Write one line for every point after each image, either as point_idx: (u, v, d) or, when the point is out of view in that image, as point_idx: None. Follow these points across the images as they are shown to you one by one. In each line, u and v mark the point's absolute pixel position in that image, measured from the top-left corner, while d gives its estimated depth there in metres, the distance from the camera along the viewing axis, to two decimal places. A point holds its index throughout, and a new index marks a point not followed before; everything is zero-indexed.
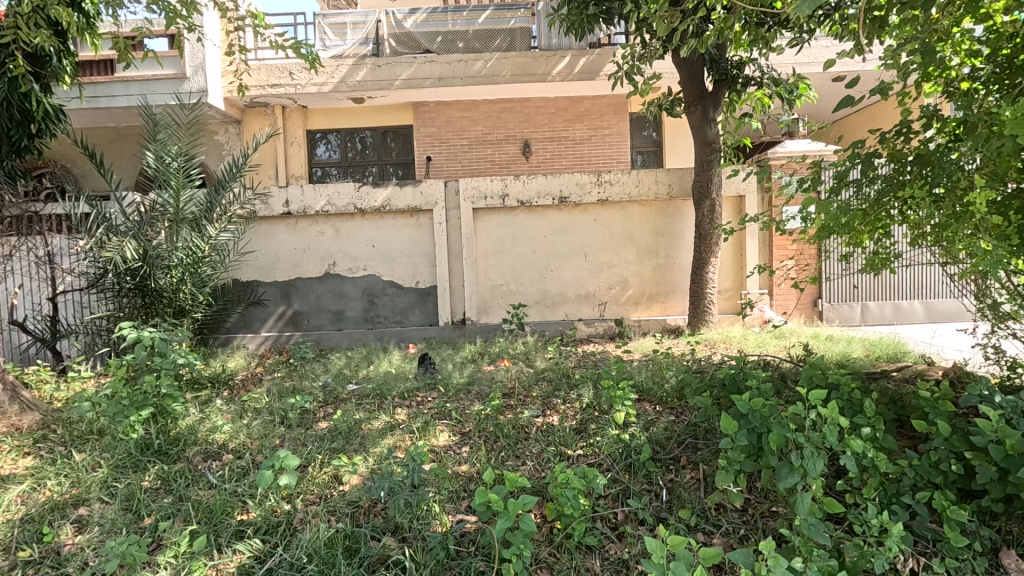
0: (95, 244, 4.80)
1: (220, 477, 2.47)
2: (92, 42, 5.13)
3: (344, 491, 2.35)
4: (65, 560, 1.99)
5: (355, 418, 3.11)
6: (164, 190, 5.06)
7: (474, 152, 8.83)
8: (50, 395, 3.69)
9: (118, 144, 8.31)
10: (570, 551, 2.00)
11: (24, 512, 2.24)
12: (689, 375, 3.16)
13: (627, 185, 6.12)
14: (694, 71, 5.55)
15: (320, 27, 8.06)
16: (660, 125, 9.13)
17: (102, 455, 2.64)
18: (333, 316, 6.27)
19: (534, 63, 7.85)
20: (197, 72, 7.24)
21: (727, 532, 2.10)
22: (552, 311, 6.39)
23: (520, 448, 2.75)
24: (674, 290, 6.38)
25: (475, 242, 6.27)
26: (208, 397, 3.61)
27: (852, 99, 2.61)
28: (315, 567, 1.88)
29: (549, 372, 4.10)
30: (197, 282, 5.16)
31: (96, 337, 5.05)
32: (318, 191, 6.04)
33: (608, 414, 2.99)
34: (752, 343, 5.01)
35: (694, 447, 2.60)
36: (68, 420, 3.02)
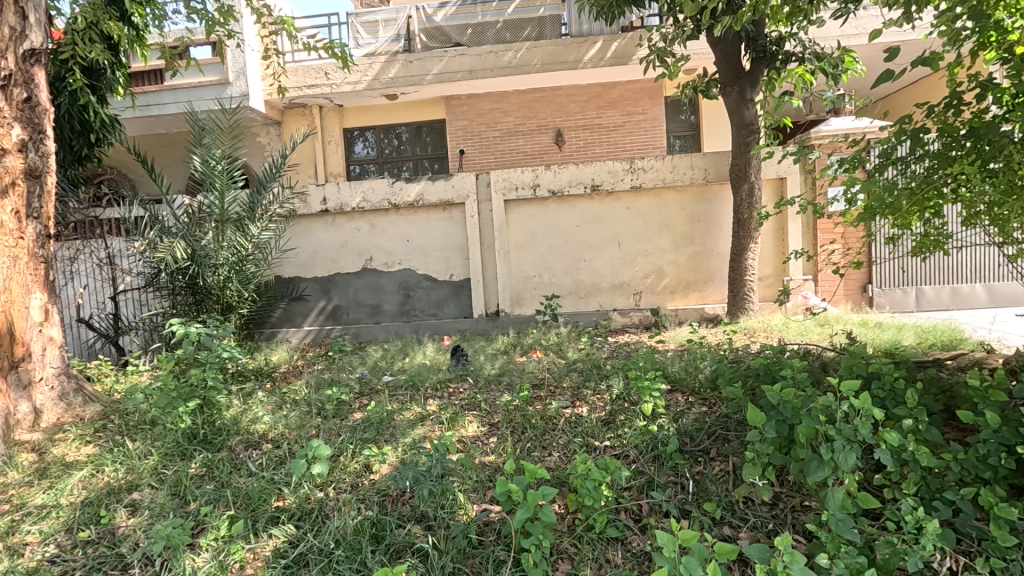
0: (149, 246, 5.08)
1: (259, 466, 2.59)
2: (140, 53, 5.41)
3: (374, 479, 2.43)
4: (119, 541, 2.14)
5: (388, 409, 3.20)
6: (210, 192, 5.31)
7: (506, 144, 8.83)
8: (111, 387, 3.97)
9: (169, 149, 8.75)
10: (592, 542, 1.99)
11: (85, 496, 2.43)
12: (723, 365, 3.09)
13: (661, 171, 5.97)
14: (729, 50, 5.34)
15: (352, 27, 8.22)
16: (698, 107, 8.86)
17: (153, 444, 2.81)
18: (371, 310, 6.44)
19: (565, 51, 7.75)
20: (239, 77, 7.55)
21: (754, 526, 2.05)
22: (585, 301, 6.33)
23: (546, 439, 2.75)
24: (712, 278, 6.21)
25: (507, 234, 6.28)
26: (251, 390, 3.78)
27: (895, 71, 2.45)
28: (342, 552, 1.95)
29: (581, 363, 4.08)
30: (242, 280, 5.40)
31: (153, 333, 5.35)
32: (354, 188, 6.19)
33: (638, 405, 2.96)
34: (794, 332, 4.82)
35: (724, 439, 2.54)
36: (124, 411, 3.25)
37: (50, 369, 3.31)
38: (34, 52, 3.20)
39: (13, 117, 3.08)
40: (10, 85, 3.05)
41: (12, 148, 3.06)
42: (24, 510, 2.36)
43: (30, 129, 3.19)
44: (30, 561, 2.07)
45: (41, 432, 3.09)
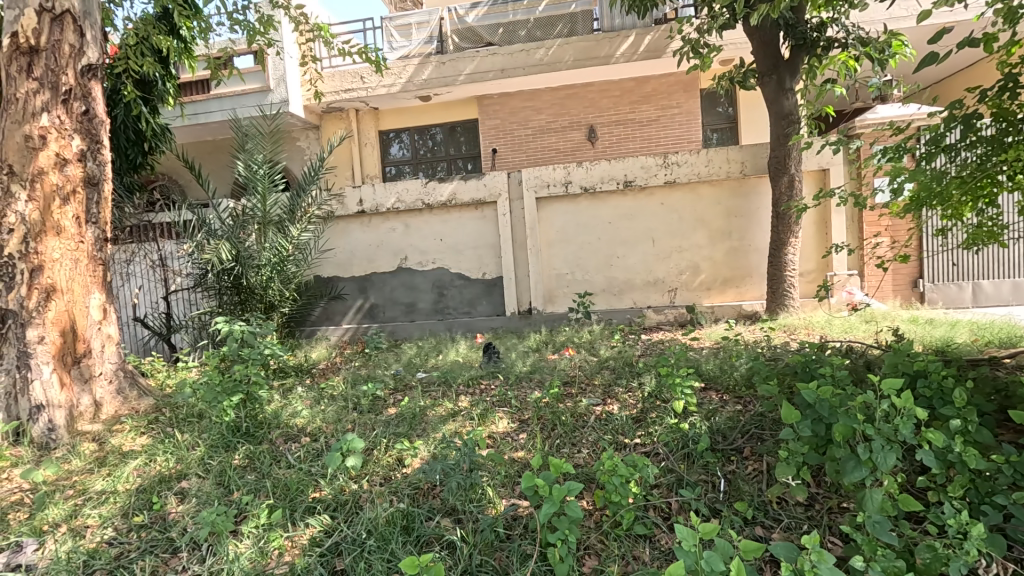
0: (197, 247, 5.33)
1: (297, 458, 2.70)
2: (188, 64, 5.68)
3: (406, 473, 2.50)
4: (169, 526, 2.27)
5: (420, 404, 3.27)
6: (253, 196, 5.52)
7: (538, 141, 8.83)
8: (163, 382, 4.20)
9: (215, 156, 9.14)
10: (619, 539, 1.98)
11: (139, 483, 2.58)
12: (759, 362, 3.02)
13: (696, 165, 5.84)
14: (768, 38, 5.17)
15: (387, 31, 8.39)
16: (735, 99, 8.62)
17: (201, 436, 2.97)
18: (406, 309, 6.57)
19: (597, 46, 7.68)
20: (279, 83, 7.82)
21: (788, 527, 2.00)
22: (619, 299, 6.28)
23: (576, 436, 2.75)
24: (750, 273, 6.04)
25: (539, 231, 6.29)
26: (292, 385, 3.94)
27: (940, 55, 2.32)
28: (374, 542, 2.00)
29: (613, 360, 4.05)
30: (284, 280, 5.61)
31: (201, 330, 5.62)
32: (389, 189, 6.32)
33: (670, 403, 2.93)
34: (838, 329, 4.65)
35: (759, 438, 2.49)
36: (174, 404, 3.44)
37: (108, 364, 3.53)
38: (92, 68, 3.39)
39: (73, 129, 3.28)
40: (71, 98, 3.26)
41: (73, 158, 3.26)
42: (85, 495, 2.52)
43: (88, 140, 3.40)
44: (90, 542, 2.21)
45: (102, 423, 3.31)
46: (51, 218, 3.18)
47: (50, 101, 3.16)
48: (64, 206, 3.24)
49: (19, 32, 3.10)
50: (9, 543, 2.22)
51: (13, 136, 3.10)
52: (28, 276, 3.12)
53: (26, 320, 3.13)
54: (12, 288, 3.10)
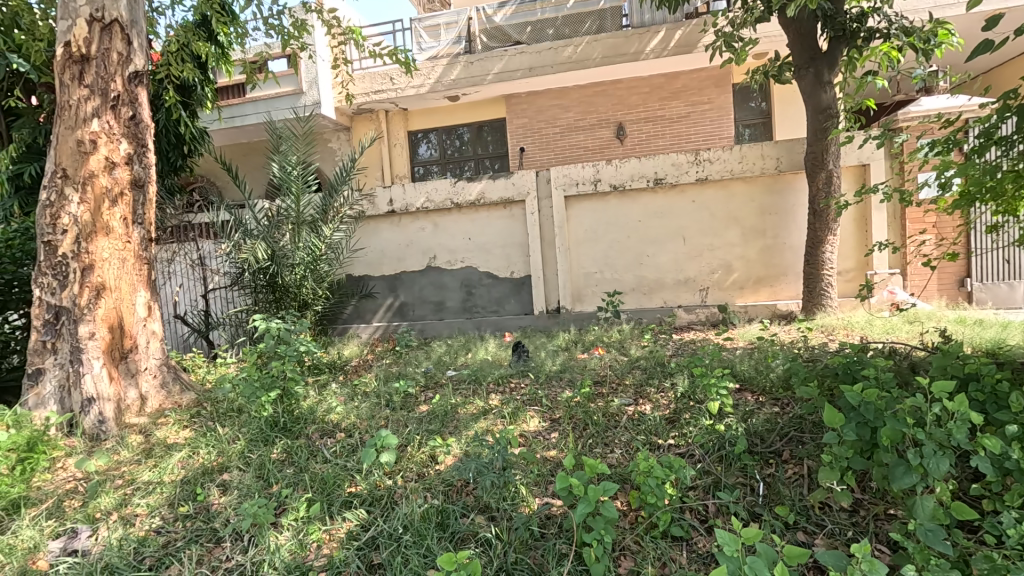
0: (234, 247, 5.49)
1: (333, 453, 2.75)
2: (225, 68, 5.87)
3: (439, 469, 2.53)
4: (213, 517, 2.34)
5: (452, 402, 3.30)
6: (287, 197, 5.66)
7: (566, 140, 8.79)
8: (203, 377, 4.34)
9: (249, 158, 9.39)
10: (656, 541, 1.95)
11: (183, 474, 2.67)
12: (796, 362, 2.94)
13: (728, 162, 5.72)
14: (805, 30, 5.03)
15: (415, 32, 8.48)
16: (769, 93, 8.41)
17: (240, 430, 3.06)
18: (435, 307, 6.63)
19: (626, 43, 7.60)
20: (311, 86, 8.00)
21: (832, 533, 1.94)
22: (649, 298, 6.20)
23: (608, 436, 2.73)
24: (785, 273, 5.88)
25: (567, 230, 6.26)
26: (326, 381, 4.03)
27: (996, 43, 2.21)
28: (410, 537, 2.02)
29: (644, 360, 4.00)
30: (317, 279, 5.73)
31: (238, 328, 5.78)
32: (418, 189, 6.39)
33: (704, 403, 2.88)
34: (879, 330, 4.49)
35: (798, 441, 2.43)
36: (215, 399, 3.56)
37: (153, 360, 3.67)
38: (138, 74, 3.52)
39: (121, 133, 3.42)
40: (119, 104, 3.39)
41: (121, 161, 3.41)
42: (134, 485, 2.62)
43: (135, 144, 3.54)
44: (140, 530, 2.29)
45: (147, 417, 3.44)
46: (100, 219, 3.32)
47: (100, 107, 3.30)
48: (113, 207, 3.38)
49: (71, 42, 3.25)
50: (65, 529, 2.32)
51: (66, 140, 3.25)
52: (79, 274, 3.26)
53: (77, 316, 3.27)
54: (66, 286, 3.26)
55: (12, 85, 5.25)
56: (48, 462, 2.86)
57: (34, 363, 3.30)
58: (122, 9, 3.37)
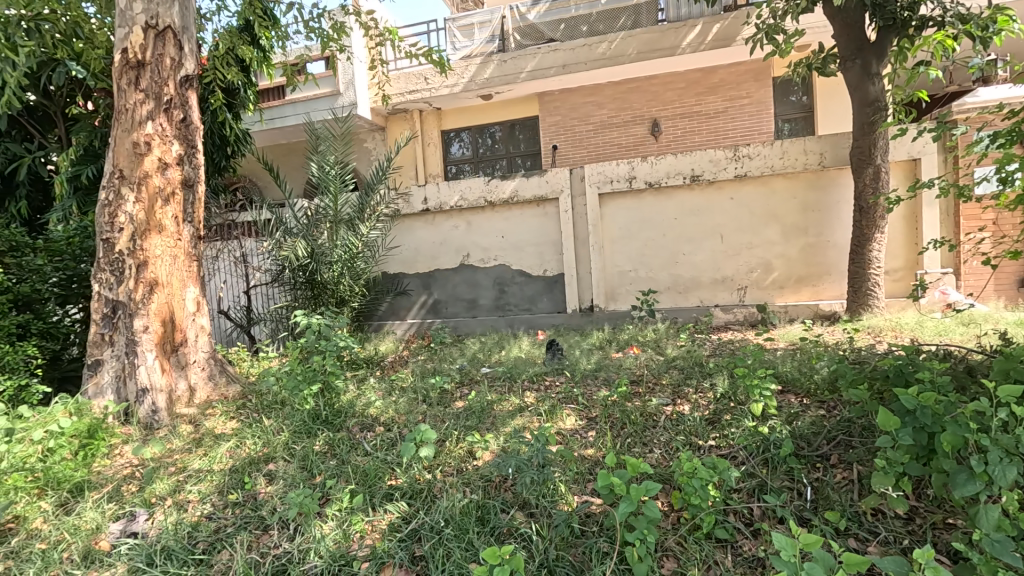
0: (276, 245, 5.66)
1: (373, 446, 2.81)
2: (267, 71, 6.05)
3: (477, 465, 2.54)
4: (260, 505, 2.41)
5: (488, 399, 3.33)
6: (325, 196, 5.80)
7: (600, 137, 8.71)
8: (247, 370, 4.49)
9: (289, 158, 9.64)
10: (699, 543, 1.91)
11: (231, 464, 2.77)
12: (843, 364, 2.85)
13: (769, 158, 5.56)
14: (851, 20, 4.84)
15: (449, 32, 8.55)
16: (811, 87, 8.14)
17: (284, 422, 3.15)
18: (468, 305, 6.68)
19: (662, 38, 7.49)
20: (348, 87, 8.17)
21: (886, 541, 1.88)
22: (685, 297, 6.10)
23: (647, 436, 2.69)
24: (829, 272, 5.67)
25: (601, 228, 6.22)
26: (364, 376, 4.13)
27: None
28: (451, 531, 2.03)
29: (681, 360, 3.94)
30: (354, 276, 5.85)
31: (280, 323, 5.86)
32: (452, 187, 6.44)
33: (746, 405, 2.82)
34: (931, 332, 4.30)
35: (847, 445, 2.36)
36: (259, 392, 3.68)
37: (201, 353, 3.82)
38: (189, 78, 3.66)
39: (173, 135, 3.57)
40: (171, 107, 3.54)
41: (173, 162, 3.55)
42: (186, 473, 2.74)
43: (186, 145, 3.68)
44: (192, 515, 2.38)
45: (195, 407, 3.58)
46: (154, 217, 3.47)
47: (154, 110, 3.45)
48: (165, 206, 3.53)
49: (128, 48, 3.40)
50: (124, 512, 2.44)
51: (123, 142, 3.41)
52: (134, 271, 3.42)
53: (133, 311, 3.42)
54: (122, 281, 3.41)
55: (72, 91, 5.55)
56: (107, 448, 3.01)
57: (92, 354, 3.48)
58: (174, 16, 3.52)
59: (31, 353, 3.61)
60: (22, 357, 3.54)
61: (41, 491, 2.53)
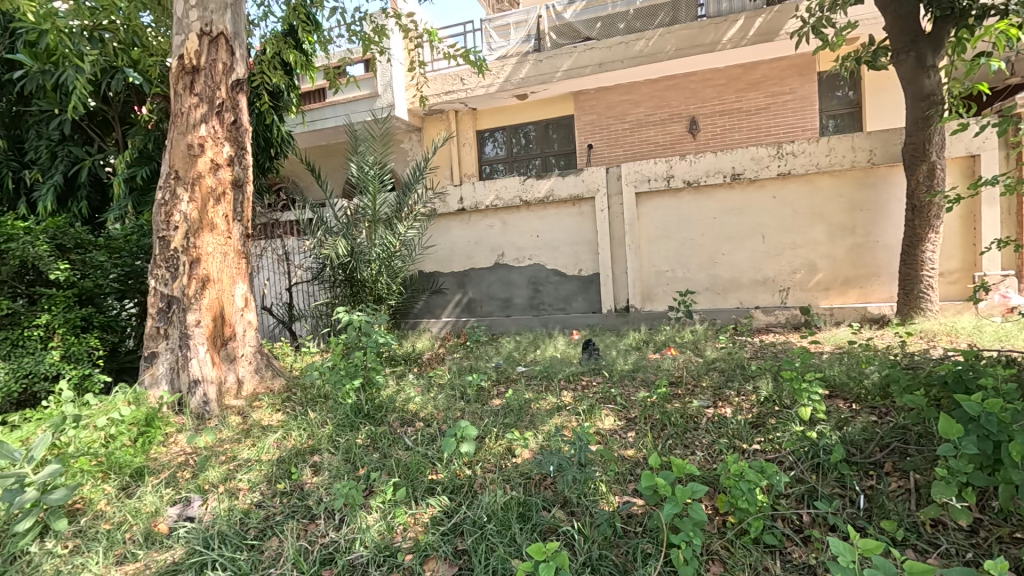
0: (317, 243, 5.82)
1: (414, 441, 2.86)
2: (310, 75, 6.23)
3: (517, 462, 2.56)
4: (308, 494, 2.49)
5: (526, 397, 3.34)
6: (364, 195, 5.92)
7: (636, 135, 8.61)
8: (291, 365, 4.64)
9: (329, 158, 9.89)
10: (746, 548, 1.87)
11: (278, 454, 2.87)
12: (896, 368, 2.74)
13: (814, 155, 5.38)
14: (904, 11, 4.64)
15: (486, 32, 8.61)
16: (859, 81, 7.84)
17: (328, 416, 3.24)
18: (502, 304, 6.71)
19: (701, 34, 7.34)
20: (387, 89, 8.33)
21: (947, 553, 1.79)
22: (724, 298, 5.97)
23: (689, 437, 2.66)
24: (878, 273, 5.44)
25: (638, 227, 6.14)
26: (403, 372, 4.21)
27: None
28: (494, 526, 2.05)
29: (721, 362, 3.86)
30: (391, 274, 5.95)
31: (320, 320, 6.03)
32: (488, 186, 6.48)
33: (793, 409, 2.75)
34: (991, 337, 4.08)
35: (902, 453, 2.27)
36: (304, 386, 3.79)
37: (249, 347, 3.96)
38: (239, 82, 3.80)
39: (225, 137, 3.71)
40: (223, 110, 3.68)
41: (224, 162, 3.70)
42: (236, 462, 2.85)
43: (236, 147, 3.82)
44: (243, 503, 2.48)
45: (243, 399, 3.72)
46: (206, 216, 3.62)
47: (207, 113, 3.60)
48: (216, 206, 3.68)
49: (184, 55, 3.56)
50: (180, 497, 2.56)
51: (178, 144, 3.55)
52: (188, 267, 3.57)
53: (186, 305, 3.57)
54: (176, 277, 3.57)
55: (128, 98, 5.92)
56: (163, 436, 3.16)
57: (149, 347, 3.65)
58: (227, 23, 3.66)
59: (93, 344, 3.83)
60: (85, 348, 3.76)
61: (105, 475, 2.67)
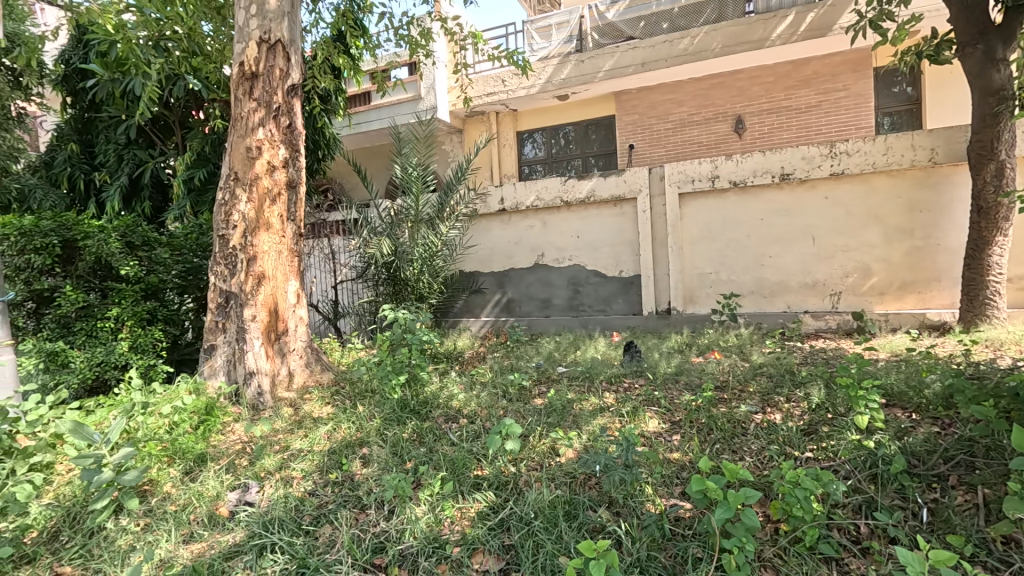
0: (363, 243, 5.98)
1: (459, 437, 2.91)
2: (357, 79, 6.42)
3: (561, 461, 2.57)
4: (358, 485, 2.58)
5: (568, 398, 3.35)
6: (408, 196, 6.05)
7: (680, 135, 8.47)
8: (338, 360, 4.79)
9: (374, 160, 10.14)
10: (801, 556, 1.84)
11: (329, 445, 2.97)
12: (960, 378, 2.61)
13: (870, 154, 5.17)
14: (971, 2, 4.40)
15: (527, 34, 8.65)
16: (918, 77, 7.49)
17: (375, 409, 3.34)
18: (542, 304, 6.73)
19: (749, 30, 7.16)
20: (429, 91, 8.48)
21: (1020, 572, 1.71)
22: (771, 301, 5.80)
23: (737, 443, 2.61)
24: (938, 278, 5.17)
25: (681, 228, 6.04)
26: (445, 369, 4.28)
27: None
28: (541, 523, 2.07)
29: (769, 367, 3.75)
30: (432, 273, 6.06)
31: (364, 317, 6.21)
32: (529, 187, 6.51)
33: (847, 417, 2.65)
34: None
35: (969, 467, 2.17)
36: (352, 380, 3.92)
37: (300, 342, 4.11)
38: (294, 87, 3.96)
39: (281, 140, 3.87)
40: (279, 114, 3.84)
41: (280, 164, 3.86)
42: (290, 451, 2.97)
43: (291, 149, 3.98)
44: (298, 491, 2.58)
45: (294, 392, 3.87)
46: (263, 215, 3.78)
47: (265, 117, 3.76)
48: (272, 206, 3.84)
49: (245, 61, 3.74)
50: (239, 483, 2.69)
51: (238, 147, 3.74)
52: (246, 264, 3.74)
53: (244, 301, 3.75)
54: (235, 274, 3.74)
55: (188, 103, 6.24)
56: (221, 425, 3.32)
57: (208, 340, 3.84)
58: (284, 30, 3.82)
59: (158, 336, 4.06)
60: (150, 340, 3.99)
61: (170, 459, 2.83)
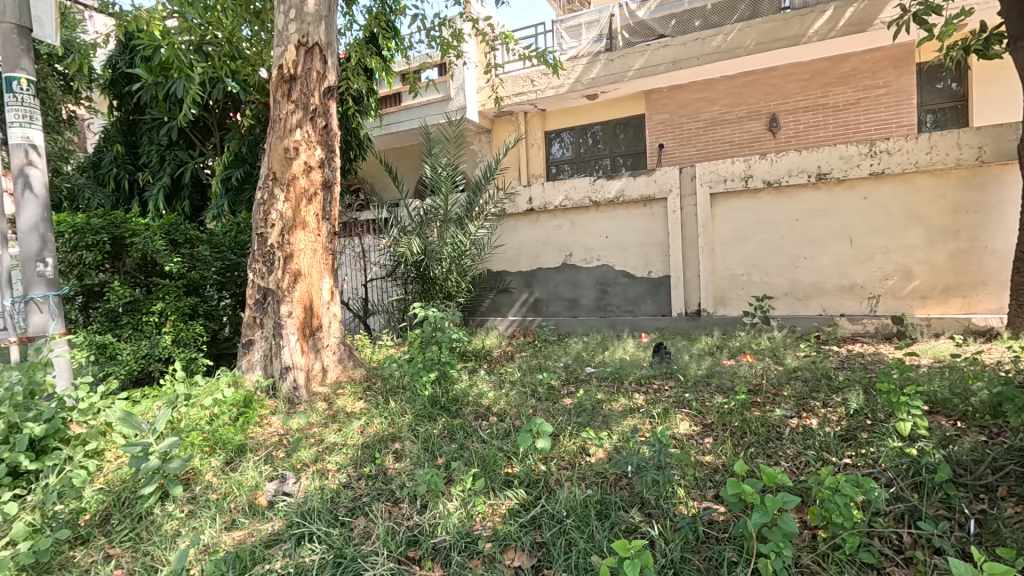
0: (393, 241, 6.08)
1: (489, 434, 2.94)
2: (389, 80, 6.53)
3: (591, 461, 2.58)
4: (391, 479, 2.63)
5: (597, 398, 3.34)
6: (437, 196, 6.12)
7: (711, 134, 8.33)
8: (369, 356, 4.88)
9: (404, 160, 10.29)
10: (840, 564, 1.80)
11: (363, 440, 3.03)
12: (1010, 386, 2.50)
13: (912, 152, 5.00)
14: None
15: (557, 33, 8.64)
16: (964, 72, 7.21)
17: (407, 406, 3.40)
18: (569, 304, 6.72)
19: (785, 27, 7.01)
20: (459, 92, 8.57)
21: None
22: (805, 304, 5.67)
23: (772, 447, 2.56)
24: (985, 281, 4.96)
25: (713, 228, 5.95)
26: (474, 368, 4.32)
27: None
28: (573, 522, 2.08)
29: (804, 371, 3.67)
30: (461, 272, 6.11)
31: (394, 314, 6.31)
32: (558, 187, 6.51)
33: (888, 423, 2.58)
34: None
35: (1020, 479, 2.08)
36: (383, 376, 3.99)
37: (333, 338, 4.20)
38: (330, 89, 4.05)
39: (317, 141, 3.97)
40: (316, 116, 3.93)
41: (316, 165, 3.95)
42: (325, 444, 3.04)
43: (326, 150, 4.08)
44: (333, 483, 2.64)
45: (328, 387, 3.96)
46: (299, 214, 3.88)
47: (302, 118, 3.86)
48: (308, 205, 3.93)
49: (284, 65, 3.84)
50: (277, 473, 2.77)
51: (277, 148, 3.85)
52: (283, 262, 3.84)
53: (280, 297, 3.86)
54: (272, 271, 3.85)
55: (226, 106, 6.44)
56: (259, 417, 3.42)
57: (247, 334, 3.96)
58: (322, 34, 3.91)
59: (198, 330, 4.21)
60: (192, 334, 4.14)
61: (212, 449, 2.93)
